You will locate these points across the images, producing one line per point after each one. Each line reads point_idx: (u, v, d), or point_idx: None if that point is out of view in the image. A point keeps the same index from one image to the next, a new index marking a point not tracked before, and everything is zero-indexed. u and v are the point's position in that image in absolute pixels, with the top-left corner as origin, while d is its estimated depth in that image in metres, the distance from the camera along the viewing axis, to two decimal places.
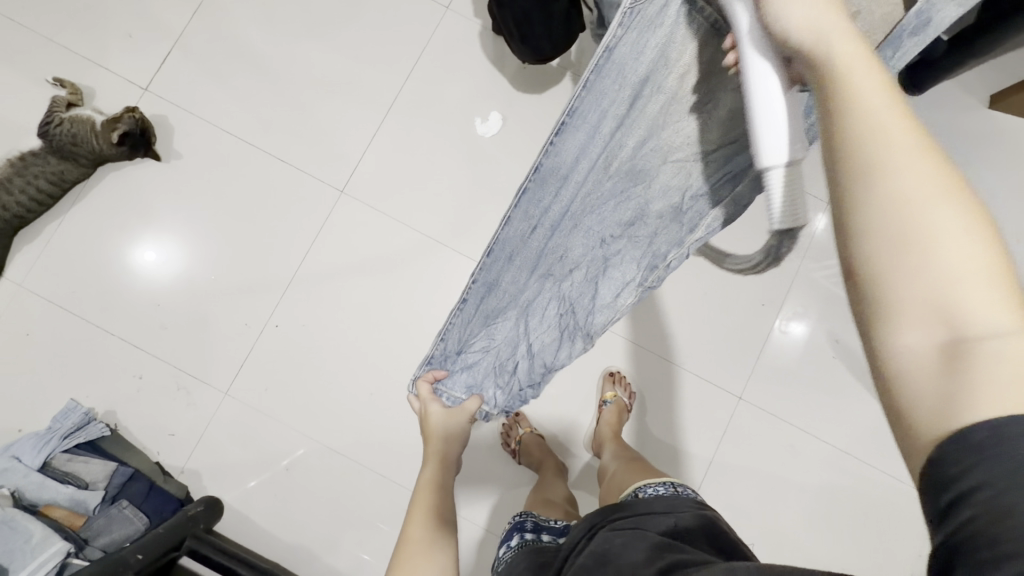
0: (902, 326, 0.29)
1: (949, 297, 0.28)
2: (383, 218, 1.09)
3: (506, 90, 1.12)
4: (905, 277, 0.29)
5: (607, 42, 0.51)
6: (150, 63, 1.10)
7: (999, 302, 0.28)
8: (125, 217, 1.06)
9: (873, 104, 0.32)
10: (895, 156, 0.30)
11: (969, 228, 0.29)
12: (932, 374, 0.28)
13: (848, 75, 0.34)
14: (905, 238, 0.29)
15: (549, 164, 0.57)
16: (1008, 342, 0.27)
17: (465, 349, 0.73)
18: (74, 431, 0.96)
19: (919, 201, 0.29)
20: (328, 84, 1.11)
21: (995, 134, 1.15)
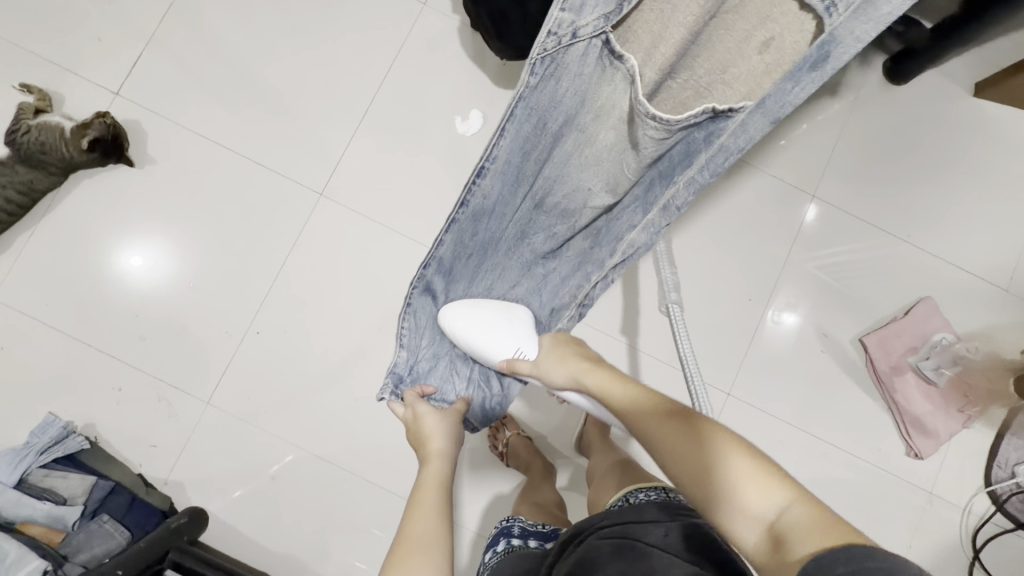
0: (735, 528, 0.43)
1: (739, 501, 0.43)
2: (366, 221, 1.08)
3: (487, 88, 1.10)
4: (712, 503, 0.45)
5: (522, 91, 0.51)
6: (122, 66, 1.07)
7: (773, 487, 0.43)
8: (100, 227, 1.04)
9: (637, 408, 0.55)
10: (655, 433, 0.51)
11: (717, 448, 0.46)
12: (767, 555, 0.41)
13: (602, 386, 0.60)
14: (693, 475, 0.46)
15: (477, 202, 0.61)
16: (790, 512, 0.41)
17: (416, 354, 0.74)
18: (52, 445, 0.95)
19: (685, 450, 0.48)
20: (306, 85, 1.09)
21: (979, 122, 1.14)
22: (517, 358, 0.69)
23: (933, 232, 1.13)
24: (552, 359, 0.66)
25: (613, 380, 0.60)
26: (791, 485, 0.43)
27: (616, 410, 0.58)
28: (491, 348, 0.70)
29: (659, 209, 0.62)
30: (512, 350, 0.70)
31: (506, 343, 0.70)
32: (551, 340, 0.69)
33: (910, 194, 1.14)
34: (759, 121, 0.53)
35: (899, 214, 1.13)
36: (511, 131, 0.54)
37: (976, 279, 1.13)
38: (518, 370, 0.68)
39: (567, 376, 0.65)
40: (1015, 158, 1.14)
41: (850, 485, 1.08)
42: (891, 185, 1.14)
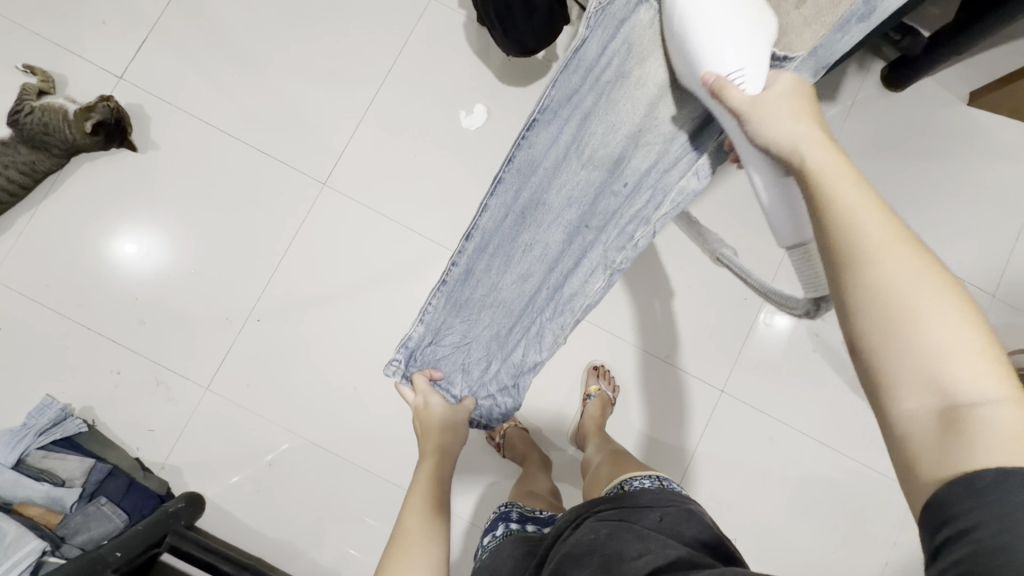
0: (902, 388, 0.35)
1: (943, 373, 0.34)
2: (367, 212, 1.08)
3: (492, 83, 1.11)
4: (893, 351, 0.35)
5: (574, 45, 0.60)
6: (126, 50, 1.07)
7: (989, 376, 0.33)
8: (101, 212, 1.04)
9: (858, 208, 0.40)
10: (878, 253, 0.37)
11: (943, 299, 0.35)
12: (935, 431, 0.33)
13: (825, 171, 0.43)
14: (899, 321, 0.35)
15: (523, 154, 0.65)
16: (997, 407, 0.32)
17: (437, 339, 0.72)
18: (50, 427, 0.95)
19: (903, 287, 0.36)
20: (311, 75, 1.09)
21: (973, 131, 1.17)
22: (733, 80, 0.52)
23: (925, 237, 1.16)
24: (781, 106, 0.49)
25: (849, 173, 0.42)
26: (1015, 383, 0.33)
27: (821, 206, 0.42)
28: (705, 51, 0.53)
29: (711, 154, 0.65)
30: (735, 67, 0.52)
31: (728, 56, 0.52)
32: (792, 83, 0.51)
33: (904, 201, 1.16)
34: (810, 67, 0.58)
35: None
36: (561, 82, 0.62)
37: (965, 284, 1.15)
38: (725, 96, 0.52)
39: (775, 140, 0.48)
40: (1006, 167, 1.17)
41: (838, 483, 1.10)
42: (884, 190, 1.16)
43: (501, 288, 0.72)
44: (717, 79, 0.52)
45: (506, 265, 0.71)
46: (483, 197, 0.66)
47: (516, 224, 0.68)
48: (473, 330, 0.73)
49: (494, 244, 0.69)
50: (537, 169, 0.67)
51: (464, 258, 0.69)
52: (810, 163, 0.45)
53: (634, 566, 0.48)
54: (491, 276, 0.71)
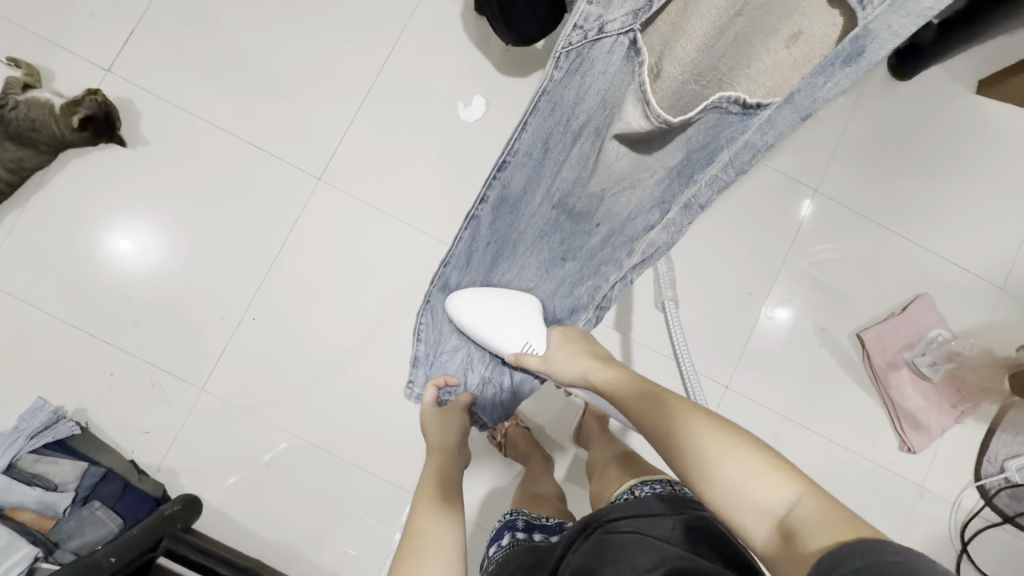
0: (745, 521, 0.44)
1: (750, 494, 0.44)
2: (364, 207, 1.06)
3: (490, 74, 1.08)
4: (717, 494, 0.45)
5: (545, 84, 0.56)
6: (113, 42, 1.04)
7: (783, 482, 0.43)
8: (92, 210, 1.01)
9: (655, 414, 0.54)
10: (674, 426, 0.51)
11: (728, 443, 0.47)
12: (777, 546, 0.42)
13: (614, 384, 0.61)
14: (704, 471, 0.46)
15: (496, 194, 0.65)
16: (801, 505, 0.42)
17: (438, 350, 0.81)
18: (42, 431, 0.93)
19: (695, 447, 0.48)
20: (305, 66, 1.06)
21: (981, 121, 1.14)
22: (524, 351, 0.73)
23: (932, 231, 1.14)
24: (562, 353, 0.69)
25: (633, 385, 0.59)
26: (803, 480, 0.43)
27: (633, 413, 0.56)
28: (503, 339, 0.74)
29: (681, 209, 0.65)
30: (521, 342, 0.73)
31: (510, 336, 0.74)
32: (562, 334, 0.72)
33: (910, 193, 1.14)
34: (789, 115, 0.57)
35: (898, 211, 1.14)
36: (533, 125, 0.59)
37: (972, 277, 1.14)
38: (527, 364, 0.73)
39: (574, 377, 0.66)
40: (1014, 158, 1.15)
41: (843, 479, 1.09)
42: (890, 184, 1.14)
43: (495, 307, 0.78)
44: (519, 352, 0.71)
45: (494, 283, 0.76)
46: (459, 228, 0.69)
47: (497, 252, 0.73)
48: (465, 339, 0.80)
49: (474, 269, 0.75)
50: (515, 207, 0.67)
51: (452, 272, 0.74)
52: (606, 388, 0.62)
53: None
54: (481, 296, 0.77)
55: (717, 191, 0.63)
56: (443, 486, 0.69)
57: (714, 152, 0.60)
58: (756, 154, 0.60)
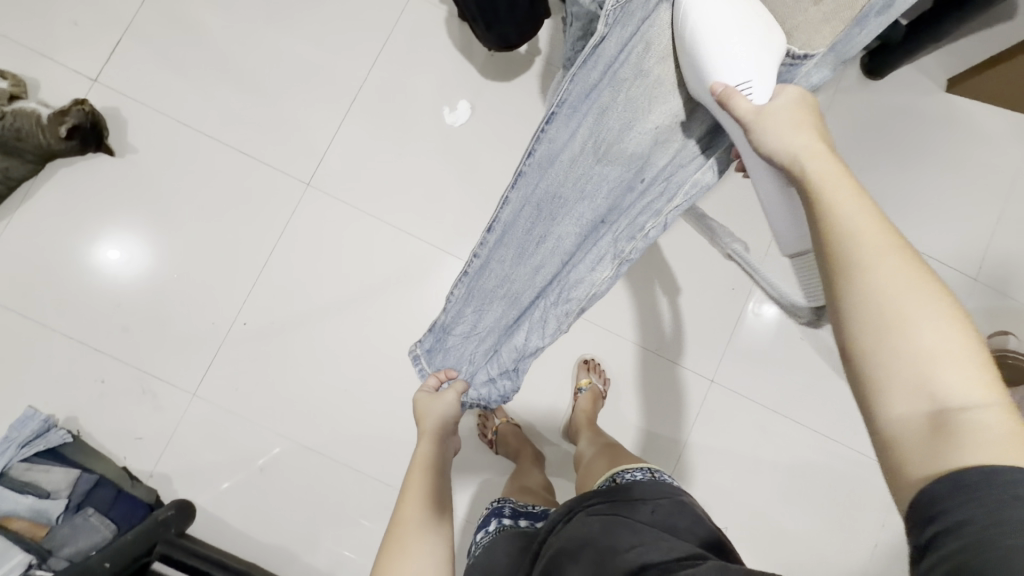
0: (891, 392, 0.36)
1: (927, 379, 0.35)
2: (352, 210, 1.07)
3: (475, 78, 1.10)
4: (885, 351, 0.36)
5: (597, 38, 0.59)
6: (100, 51, 1.04)
7: (973, 379, 0.34)
8: (80, 218, 1.02)
9: (865, 219, 0.41)
10: (876, 256, 0.39)
11: (927, 301, 0.36)
12: (920, 436, 0.34)
13: (827, 189, 0.44)
14: (887, 324, 0.36)
15: (543, 152, 0.63)
16: (984, 413, 0.33)
17: (449, 330, 0.73)
18: (33, 439, 0.93)
19: (891, 292, 0.37)
20: (292, 73, 1.08)
21: (951, 116, 1.18)
22: (740, 90, 0.54)
23: (907, 224, 1.17)
24: (790, 117, 0.52)
25: (845, 184, 0.44)
26: (998, 392, 0.34)
27: (822, 214, 0.43)
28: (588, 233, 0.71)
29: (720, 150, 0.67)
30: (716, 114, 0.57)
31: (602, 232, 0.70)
32: (797, 95, 0.54)
33: (885, 187, 1.17)
34: (831, 60, 0.62)
35: (874, 206, 1.17)
36: (580, 76, 0.61)
37: (947, 268, 1.17)
38: (736, 103, 0.54)
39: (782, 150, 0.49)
40: (984, 151, 1.19)
41: (827, 467, 1.12)
42: (866, 180, 1.17)
43: (515, 279, 0.70)
44: (725, 88, 0.54)
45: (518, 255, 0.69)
46: (505, 187, 0.65)
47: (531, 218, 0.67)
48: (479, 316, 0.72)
49: (506, 238, 0.68)
50: (553, 162, 0.65)
51: (483, 250, 0.68)
52: (812, 173, 0.46)
53: (626, 558, 0.48)
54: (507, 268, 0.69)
55: None
56: (431, 482, 0.66)
57: None
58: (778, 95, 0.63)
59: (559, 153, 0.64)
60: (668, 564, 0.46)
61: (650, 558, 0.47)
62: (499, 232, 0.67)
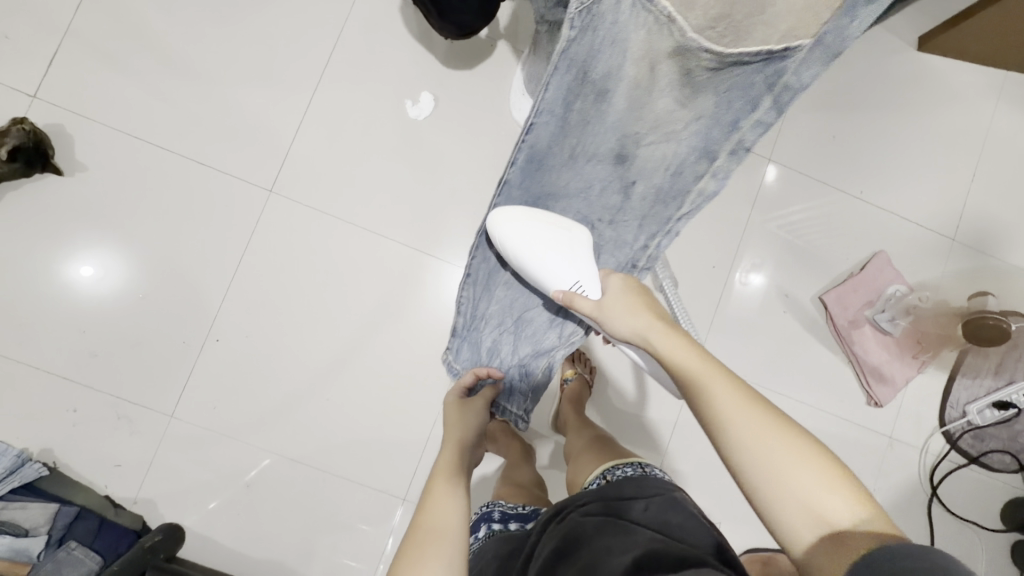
0: (787, 517, 0.47)
1: (805, 497, 0.47)
2: (319, 216, 1.04)
3: (436, 68, 1.06)
4: (770, 487, 0.48)
5: (562, 44, 0.51)
6: (37, 64, 0.99)
7: (840, 490, 0.47)
8: (34, 244, 0.97)
9: (707, 380, 0.55)
10: (725, 412, 0.52)
11: (767, 432, 0.50)
12: (819, 547, 0.45)
13: (670, 351, 0.59)
14: (759, 465, 0.49)
15: (526, 154, 0.62)
16: (852, 516, 0.45)
17: (474, 319, 0.80)
18: (7, 475, 0.90)
19: (757, 445, 0.49)
20: (244, 75, 1.03)
21: (925, 74, 1.17)
22: (575, 291, 0.69)
23: (882, 188, 1.16)
24: (622, 307, 0.66)
25: (698, 355, 0.57)
26: (853, 487, 0.47)
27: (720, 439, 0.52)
28: (552, 275, 0.70)
29: (727, 155, 0.63)
30: (573, 281, 0.70)
31: (565, 272, 0.70)
32: (622, 282, 0.70)
33: (860, 150, 1.16)
34: (819, 57, 0.52)
35: (849, 173, 1.16)
36: (554, 83, 0.55)
37: (925, 231, 1.17)
38: (577, 304, 0.68)
39: (635, 333, 0.63)
40: (957, 109, 1.18)
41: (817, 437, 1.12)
42: (842, 146, 1.15)
43: None
44: (563, 293, 0.69)
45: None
46: (492, 198, 0.67)
47: (532, 219, 0.71)
48: (492, 305, 0.79)
49: None
50: (544, 164, 0.64)
51: (487, 243, 0.73)
52: (685, 371, 0.56)
53: (621, 559, 0.47)
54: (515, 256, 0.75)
55: (763, 132, 0.60)
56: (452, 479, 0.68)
57: (756, 96, 0.56)
58: (794, 97, 0.56)
59: (545, 157, 0.63)
60: (662, 565, 0.45)
61: (644, 559, 0.47)
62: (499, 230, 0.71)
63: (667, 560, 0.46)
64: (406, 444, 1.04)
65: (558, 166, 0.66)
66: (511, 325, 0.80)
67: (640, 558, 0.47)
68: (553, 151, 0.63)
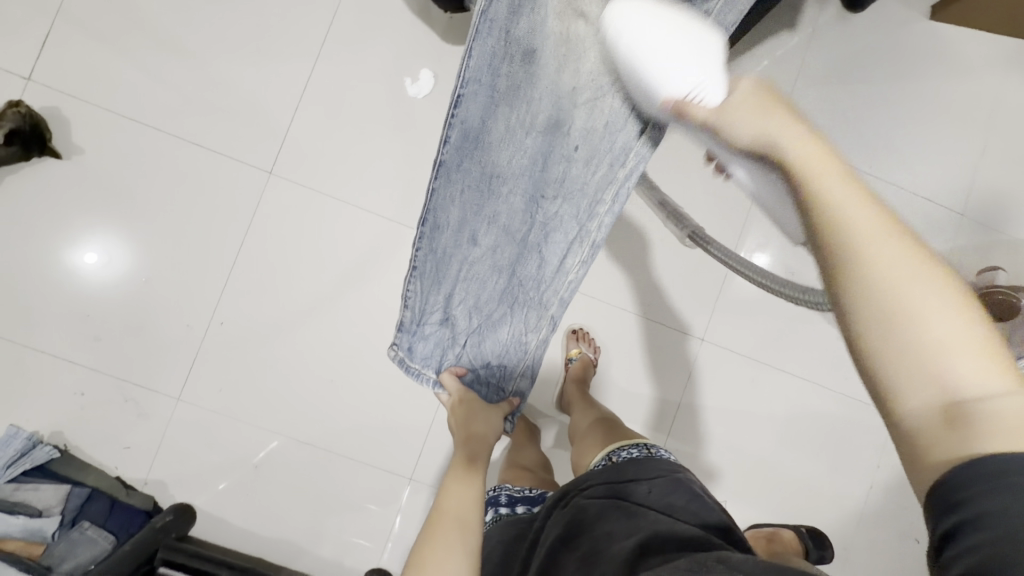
0: (901, 386, 0.31)
1: (944, 365, 0.30)
2: (320, 197, 1.03)
3: (435, 43, 1.04)
4: (898, 340, 0.31)
5: (481, 7, 0.49)
6: (30, 45, 0.97)
7: (991, 366, 0.30)
8: (36, 229, 0.97)
9: (845, 189, 0.33)
10: (863, 229, 0.32)
11: (921, 269, 0.31)
12: (937, 428, 0.30)
13: (811, 163, 0.34)
14: (891, 306, 0.31)
15: (458, 130, 0.55)
16: (1004, 402, 0.29)
17: (422, 321, 0.71)
18: (18, 458, 0.91)
19: (897, 279, 0.31)
20: (241, 55, 1.01)
21: (937, 46, 1.14)
22: (692, 98, 0.42)
23: (890, 161, 1.14)
24: (746, 104, 0.38)
25: (828, 156, 0.35)
26: (1011, 369, 0.30)
27: (832, 261, 0.33)
28: (663, 80, 0.45)
29: None
30: (694, 81, 0.42)
31: (682, 81, 0.43)
32: (754, 84, 0.39)
33: (868, 124, 1.13)
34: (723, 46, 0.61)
35: (856, 146, 1.13)
36: (478, 50, 0.51)
37: (934, 205, 1.15)
38: (689, 114, 0.43)
39: (762, 137, 0.37)
40: (970, 80, 1.15)
41: (822, 414, 1.13)
42: (850, 118, 1.13)
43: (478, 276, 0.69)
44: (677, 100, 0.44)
45: (472, 237, 0.66)
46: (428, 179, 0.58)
47: (473, 201, 0.62)
48: (451, 305, 0.70)
49: (452, 218, 0.63)
50: (478, 141, 0.58)
51: (425, 243, 0.63)
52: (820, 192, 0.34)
53: (624, 544, 0.48)
54: (461, 253, 0.67)
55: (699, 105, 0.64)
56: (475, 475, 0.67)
57: None
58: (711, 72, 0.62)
59: (482, 132, 0.57)
60: (666, 550, 0.46)
61: (649, 543, 0.47)
62: (430, 246, 0.64)
63: (672, 545, 0.46)
64: (411, 426, 1.05)
65: (496, 141, 0.59)
66: (469, 329, 0.73)
67: (643, 544, 0.47)
68: (488, 125, 0.57)
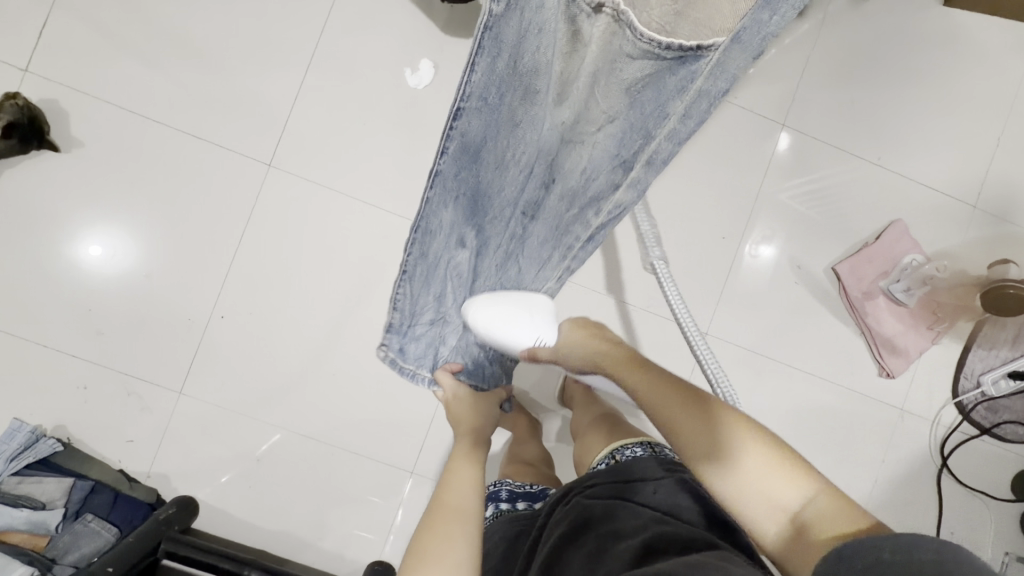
0: (757, 516, 0.47)
1: (764, 493, 0.47)
2: (320, 190, 1.02)
3: (436, 33, 1.02)
4: (733, 488, 0.48)
5: (486, 20, 0.42)
6: (27, 36, 0.96)
7: (796, 482, 0.46)
8: (37, 223, 0.97)
9: (653, 389, 0.56)
10: (683, 414, 0.52)
11: (738, 436, 0.49)
12: (790, 540, 0.45)
13: (621, 369, 0.60)
14: (719, 465, 0.49)
15: (456, 146, 0.51)
16: (815, 503, 0.45)
17: (415, 321, 0.68)
18: (22, 452, 0.92)
19: (718, 441, 0.49)
20: (239, 45, 1.00)
21: (952, 34, 1.11)
22: (537, 346, 0.72)
23: (900, 153, 1.12)
24: (575, 339, 0.69)
25: (639, 367, 0.58)
26: (812, 477, 0.47)
27: (679, 442, 0.52)
28: (515, 339, 0.71)
29: (644, 165, 0.62)
30: (533, 338, 0.71)
31: (524, 333, 0.71)
32: (574, 323, 0.72)
33: (879, 114, 1.11)
34: (736, 57, 0.51)
35: (865, 137, 1.11)
36: (481, 66, 0.45)
37: (945, 197, 1.13)
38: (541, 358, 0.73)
39: (586, 357, 0.67)
40: (984, 68, 1.12)
41: (827, 409, 1.11)
42: (859, 109, 1.10)
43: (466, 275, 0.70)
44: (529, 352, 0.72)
45: (459, 239, 0.63)
46: (423, 192, 0.54)
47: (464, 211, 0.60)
48: (442, 302, 0.70)
49: (444, 224, 0.58)
50: (478, 156, 0.53)
51: (413, 256, 0.59)
52: (644, 398, 0.56)
53: (629, 544, 0.47)
54: (452, 257, 0.65)
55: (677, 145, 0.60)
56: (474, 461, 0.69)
57: (671, 104, 0.56)
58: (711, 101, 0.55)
59: (480, 146, 0.52)
60: (672, 552, 0.45)
61: (653, 544, 0.46)
62: (419, 256, 0.60)
63: (677, 546, 0.45)
64: (413, 420, 1.05)
65: (491, 161, 0.55)
66: (461, 324, 0.75)
67: (648, 543, 0.46)
68: (487, 144, 0.52)
